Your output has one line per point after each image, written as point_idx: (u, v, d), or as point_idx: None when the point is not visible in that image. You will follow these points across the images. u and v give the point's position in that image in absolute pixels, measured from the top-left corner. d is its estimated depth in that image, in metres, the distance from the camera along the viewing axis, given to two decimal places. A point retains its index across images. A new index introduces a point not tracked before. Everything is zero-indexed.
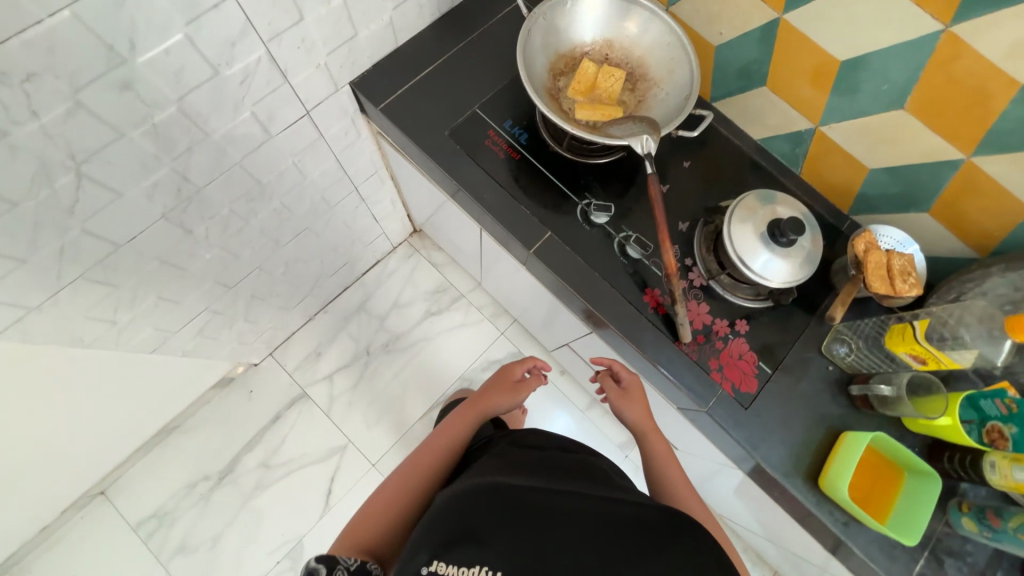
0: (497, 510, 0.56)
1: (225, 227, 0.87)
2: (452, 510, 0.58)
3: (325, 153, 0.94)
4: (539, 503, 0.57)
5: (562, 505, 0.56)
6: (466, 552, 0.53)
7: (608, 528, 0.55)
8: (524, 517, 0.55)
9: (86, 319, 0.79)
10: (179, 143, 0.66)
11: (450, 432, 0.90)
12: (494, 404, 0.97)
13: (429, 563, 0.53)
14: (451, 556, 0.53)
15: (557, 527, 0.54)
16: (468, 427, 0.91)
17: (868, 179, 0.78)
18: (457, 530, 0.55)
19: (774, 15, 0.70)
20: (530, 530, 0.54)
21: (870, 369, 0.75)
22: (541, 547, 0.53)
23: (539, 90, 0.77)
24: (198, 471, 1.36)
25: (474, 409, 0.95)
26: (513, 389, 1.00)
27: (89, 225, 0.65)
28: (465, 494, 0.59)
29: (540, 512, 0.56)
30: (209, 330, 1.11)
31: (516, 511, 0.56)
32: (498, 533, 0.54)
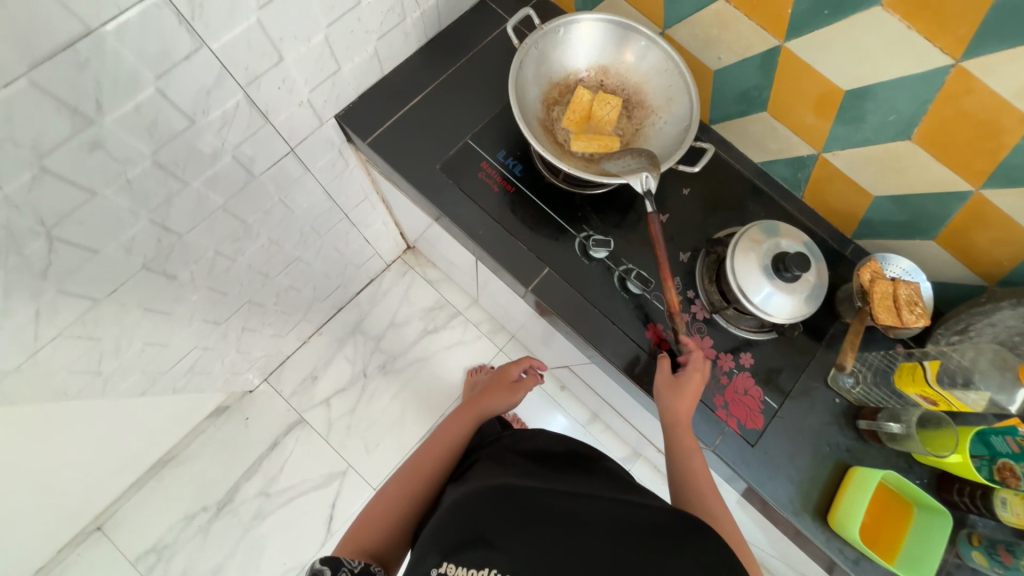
0: (507, 515, 0.56)
1: (211, 269, 0.84)
2: (460, 512, 0.57)
3: (313, 185, 0.91)
4: (551, 506, 0.56)
5: (573, 509, 0.56)
6: (476, 555, 0.52)
7: (620, 531, 0.54)
8: (535, 521, 0.55)
9: (69, 373, 0.76)
10: (158, 195, 0.63)
11: (450, 429, 0.86)
12: (494, 403, 0.94)
13: (439, 565, 0.52)
14: (461, 558, 0.52)
15: (568, 530, 0.54)
16: (469, 425, 0.87)
17: (872, 205, 0.76)
18: (467, 532, 0.55)
19: (775, 42, 0.67)
20: (541, 536, 0.53)
21: (878, 402, 0.72)
22: (550, 552, 0.52)
23: (533, 123, 0.74)
24: (196, 502, 1.33)
25: (474, 408, 0.92)
26: (512, 389, 0.98)
27: (65, 285, 0.62)
28: (473, 495, 0.58)
29: (551, 515, 0.55)
30: (201, 366, 1.09)
31: (527, 516, 0.55)
32: (508, 538, 0.54)
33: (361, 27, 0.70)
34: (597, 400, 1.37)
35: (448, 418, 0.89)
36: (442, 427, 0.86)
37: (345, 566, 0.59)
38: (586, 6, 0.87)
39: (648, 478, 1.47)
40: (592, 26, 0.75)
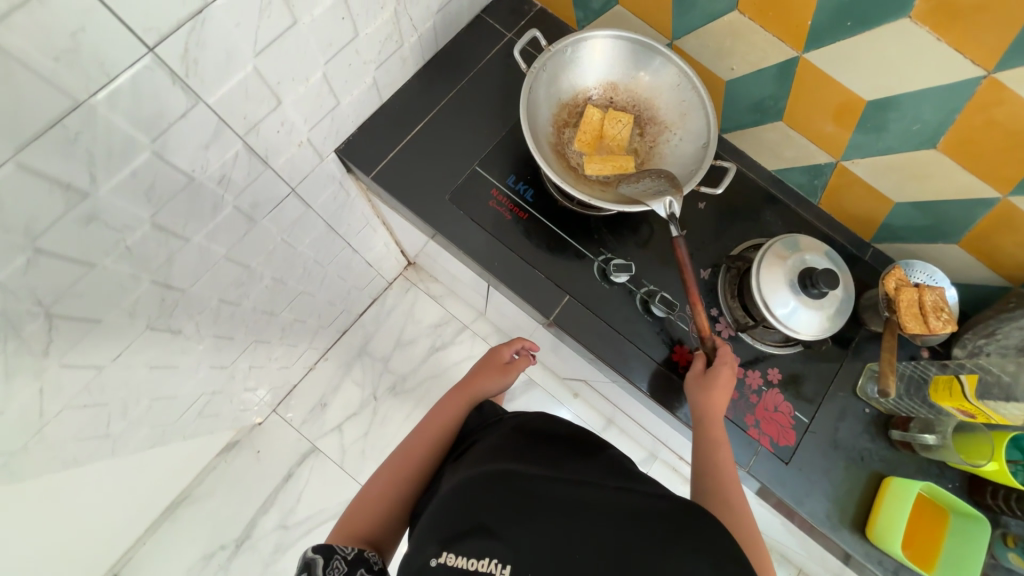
0: (506, 502, 0.52)
1: (216, 317, 0.80)
2: (461, 501, 0.54)
3: (316, 220, 0.87)
4: (551, 493, 0.52)
5: (575, 495, 0.52)
6: (475, 544, 0.49)
7: (625, 518, 0.49)
8: (536, 508, 0.51)
9: (77, 440, 0.72)
10: (159, 256, 0.59)
11: (440, 417, 0.82)
12: (486, 386, 0.88)
13: (438, 555, 0.50)
14: (460, 547, 0.49)
15: (569, 517, 0.50)
16: (459, 412, 0.83)
17: (893, 211, 0.75)
18: (464, 521, 0.52)
19: (793, 53, 0.66)
20: (541, 523, 0.49)
21: (908, 412, 0.72)
22: (553, 538, 0.48)
23: (545, 147, 0.71)
24: (213, 541, 1.28)
25: (464, 391, 0.87)
26: (505, 370, 0.92)
27: (68, 359, 0.59)
28: (472, 483, 0.55)
29: (552, 502, 0.51)
30: (209, 409, 1.05)
31: (526, 504, 0.51)
32: (506, 526, 0.50)
33: (359, 60, 0.67)
34: (609, 406, 1.35)
35: (439, 404, 0.85)
36: (432, 413, 0.82)
37: (338, 553, 0.59)
38: (587, 19, 0.84)
39: (668, 480, 1.46)
40: (600, 42, 0.72)
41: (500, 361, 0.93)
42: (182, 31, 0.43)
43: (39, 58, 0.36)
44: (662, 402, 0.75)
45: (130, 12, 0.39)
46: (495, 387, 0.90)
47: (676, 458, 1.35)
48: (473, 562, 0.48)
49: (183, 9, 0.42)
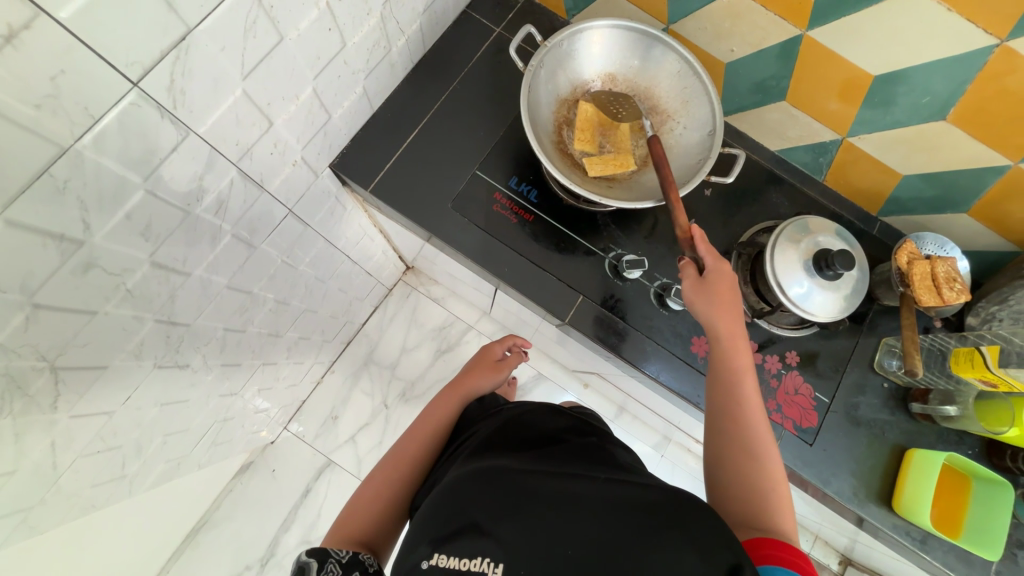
0: (497, 496, 0.49)
1: (223, 346, 0.78)
2: (449, 497, 0.51)
3: (314, 238, 0.85)
4: (544, 487, 0.48)
5: (570, 489, 0.48)
6: (467, 542, 0.45)
7: (618, 511, 0.45)
8: (528, 503, 0.47)
9: (94, 486, 0.71)
10: (159, 294, 0.57)
11: (434, 415, 0.81)
12: (479, 383, 0.87)
13: (429, 557, 0.46)
14: (453, 547, 0.45)
15: (563, 510, 0.46)
16: (453, 410, 0.82)
17: (900, 184, 0.74)
18: (457, 518, 0.48)
19: (797, 31, 0.64)
20: (534, 517, 0.46)
21: (927, 384, 0.73)
22: (546, 538, 0.44)
23: (547, 145, 0.68)
24: (238, 562, 1.27)
25: (457, 389, 0.86)
26: (497, 367, 0.91)
27: (77, 410, 0.57)
28: (468, 479, 0.52)
29: (545, 495, 0.47)
30: (223, 435, 1.04)
31: (516, 498, 0.48)
32: (499, 522, 0.46)
33: (348, 71, 0.65)
34: (620, 394, 1.35)
35: (432, 403, 0.83)
36: (426, 411, 0.81)
37: (332, 556, 0.55)
38: (577, 7, 0.82)
39: (682, 460, 1.49)
40: (598, 32, 0.70)
41: (493, 359, 0.93)
42: (166, 61, 0.41)
43: (18, 108, 0.34)
44: (684, 395, 0.74)
45: (111, 49, 0.37)
46: (488, 385, 0.89)
47: (689, 439, 1.36)
48: (465, 562, 0.44)
49: (166, 38, 0.40)
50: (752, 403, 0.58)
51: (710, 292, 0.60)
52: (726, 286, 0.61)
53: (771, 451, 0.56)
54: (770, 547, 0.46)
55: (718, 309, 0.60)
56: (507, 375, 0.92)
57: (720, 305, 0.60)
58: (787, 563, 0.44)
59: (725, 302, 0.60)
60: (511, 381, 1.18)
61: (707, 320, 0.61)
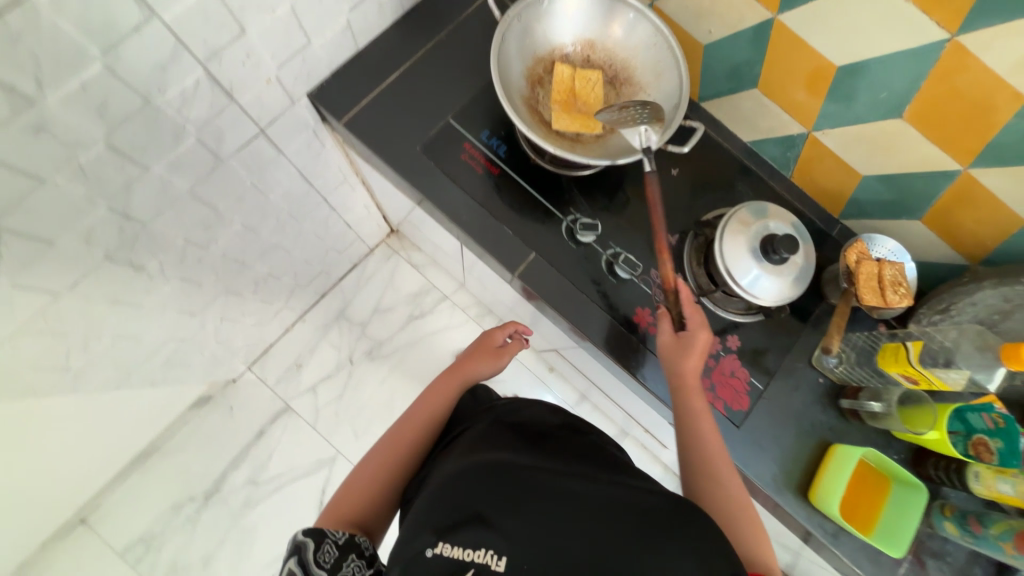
0: (500, 491, 0.50)
1: (182, 258, 0.80)
2: (450, 489, 0.52)
3: (288, 169, 0.86)
4: (546, 485, 0.50)
5: (570, 487, 0.50)
6: (472, 532, 0.46)
7: (618, 512, 0.48)
8: (529, 497, 0.49)
9: (35, 371, 0.73)
10: (114, 181, 0.59)
11: (433, 401, 0.80)
12: (477, 370, 0.86)
13: (433, 546, 0.47)
14: (457, 537, 0.46)
15: (564, 508, 0.48)
16: (450, 396, 0.81)
17: (860, 185, 0.75)
18: (460, 510, 0.49)
19: (769, 15, 0.65)
20: (535, 514, 0.47)
21: (859, 381, 0.74)
22: (548, 535, 0.46)
23: (516, 99, 0.70)
24: (183, 493, 1.32)
25: (457, 374, 0.85)
26: (498, 354, 0.89)
27: (20, 281, 0.59)
28: (470, 471, 0.53)
29: (547, 493, 0.49)
30: (179, 357, 1.05)
31: (519, 494, 0.49)
32: (503, 515, 0.47)
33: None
34: (581, 379, 1.36)
35: (430, 388, 0.82)
36: (422, 398, 0.80)
37: (329, 537, 0.59)
38: None
39: (636, 457, 1.49)
40: None
41: (494, 345, 0.90)
42: None
43: None
44: (641, 378, 0.75)
45: None
46: (488, 371, 0.88)
47: (644, 432, 1.37)
48: (469, 552, 0.45)
49: None
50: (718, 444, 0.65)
51: (686, 350, 0.68)
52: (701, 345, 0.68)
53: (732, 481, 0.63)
54: None
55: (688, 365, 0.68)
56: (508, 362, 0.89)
57: (694, 363, 0.67)
58: None
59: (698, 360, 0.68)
60: None
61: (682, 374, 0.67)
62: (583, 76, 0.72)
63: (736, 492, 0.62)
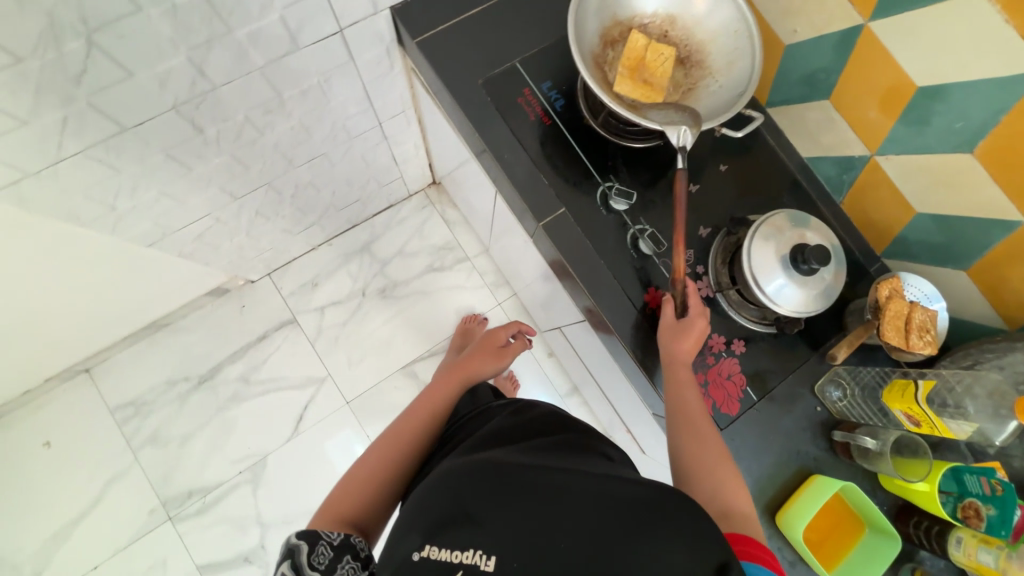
0: (488, 488, 0.50)
1: (238, 135, 0.85)
2: (439, 492, 0.52)
3: (354, 80, 0.90)
4: (535, 481, 0.50)
5: (560, 483, 0.50)
6: (459, 535, 0.47)
7: (610, 508, 0.47)
8: (518, 493, 0.49)
9: (84, 199, 0.79)
10: (199, 32, 0.63)
11: (433, 396, 0.82)
12: (481, 369, 0.90)
13: (420, 548, 0.48)
14: (444, 540, 0.47)
15: (554, 504, 0.48)
16: (453, 390, 0.84)
17: (911, 222, 0.73)
18: (449, 511, 0.50)
19: (859, 21, 0.64)
20: (523, 513, 0.48)
21: (859, 418, 0.71)
22: (535, 532, 0.46)
23: (586, 52, 0.71)
24: (180, 371, 1.38)
25: (460, 372, 0.88)
26: (501, 354, 0.94)
27: (96, 102, 0.64)
28: (460, 471, 0.54)
29: (535, 491, 0.49)
30: (210, 237, 1.11)
31: (507, 489, 0.50)
32: (490, 515, 0.48)
33: None
34: (578, 369, 1.36)
35: (433, 384, 0.85)
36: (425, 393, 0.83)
37: (323, 539, 0.58)
38: None
39: None
40: None
41: (497, 344, 0.96)
42: None
43: None
44: (644, 368, 0.75)
45: None
46: (491, 370, 0.93)
47: (628, 436, 1.36)
48: (457, 553, 0.46)
49: None
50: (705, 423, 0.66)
51: (676, 332, 0.69)
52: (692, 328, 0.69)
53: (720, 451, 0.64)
54: (745, 542, 0.52)
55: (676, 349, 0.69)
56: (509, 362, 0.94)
57: (683, 343, 0.69)
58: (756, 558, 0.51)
59: (688, 340, 0.69)
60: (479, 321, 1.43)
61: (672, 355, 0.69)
62: (658, 46, 0.72)
63: (722, 460, 0.63)
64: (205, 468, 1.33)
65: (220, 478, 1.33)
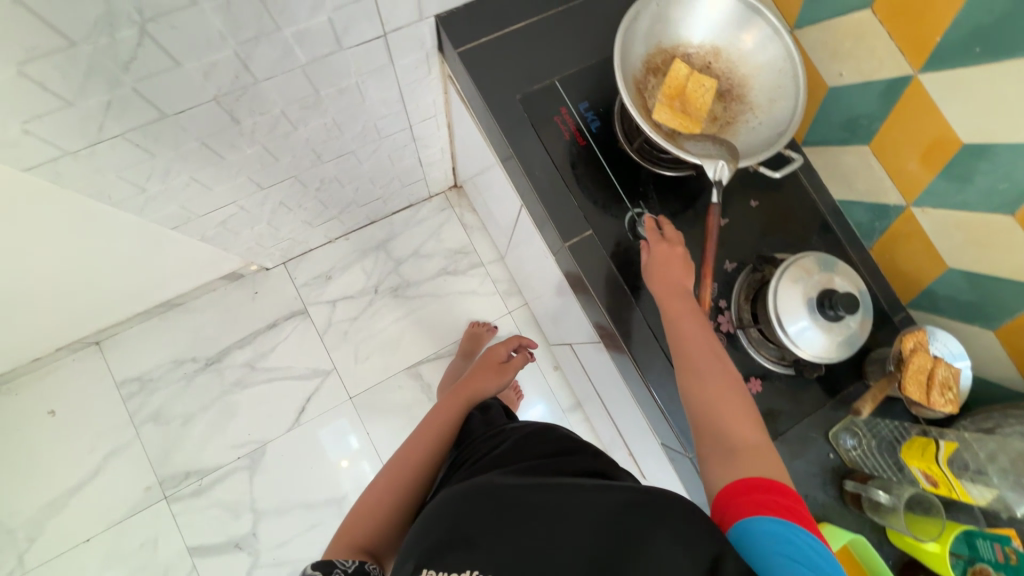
0: (486, 511, 0.51)
1: (272, 128, 0.85)
2: (440, 517, 0.52)
3: (391, 83, 0.90)
4: (533, 502, 0.50)
5: (557, 502, 0.50)
6: (456, 557, 0.47)
7: (604, 523, 0.47)
8: (514, 514, 0.49)
9: (117, 179, 0.80)
10: (248, 28, 0.63)
11: (438, 416, 0.83)
12: (483, 385, 0.91)
13: (418, 573, 0.47)
14: (442, 562, 0.47)
15: (550, 524, 0.48)
16: (459, 408, 0.85)
17: (941, 277, 0.72)
18: (448, 534, 0.50)
19: (909, 71, 0.63)
20: (519, 533, 0.47)
21: (873, 470, 0.71)
22: (533, 552, 0.46)
23: (629, 77, 0.70)
24: (188, 351, 1.39)
25: (463, 389, 0.89)
26: (500, 370, 0.95)
27: (141, 89, 0.65)
28: (459, 496, 0.54)
29: (532, 511, 0.49)
30: (233, 223, 1.11)
31: (504, 512, 0.50)
32: (486, 535, 0.48)
33: None
34: (583, 386, 1.35)
35: (437, 405, 0.86)
36: (431, 414, 0.84)
37: (338, 566, 0.56)
38: None
39: None
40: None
41: (497, 362, 0.97)
42: None
43: None
44: (658, 399, 0.75)
45: None
46: (493, 388, 0.93)
47: (628, 457, 1.35)
48: None
49: None
50: (708, 357, 0.64)
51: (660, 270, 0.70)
52: (672, 260, 0.70)
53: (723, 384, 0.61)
54: (752, 490, 0.49)
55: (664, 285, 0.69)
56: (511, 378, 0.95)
57: (668, 276, 0.69)
58: (766, 509, 0.47)
59: (673, 271, 0.69)
60: (488, 329, 1.45)
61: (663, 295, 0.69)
62: (699, 77, 0.72)
63: (722, 391, 0.60)
64: (204, 450, 1.34)
65: (217, 461, 1.34)
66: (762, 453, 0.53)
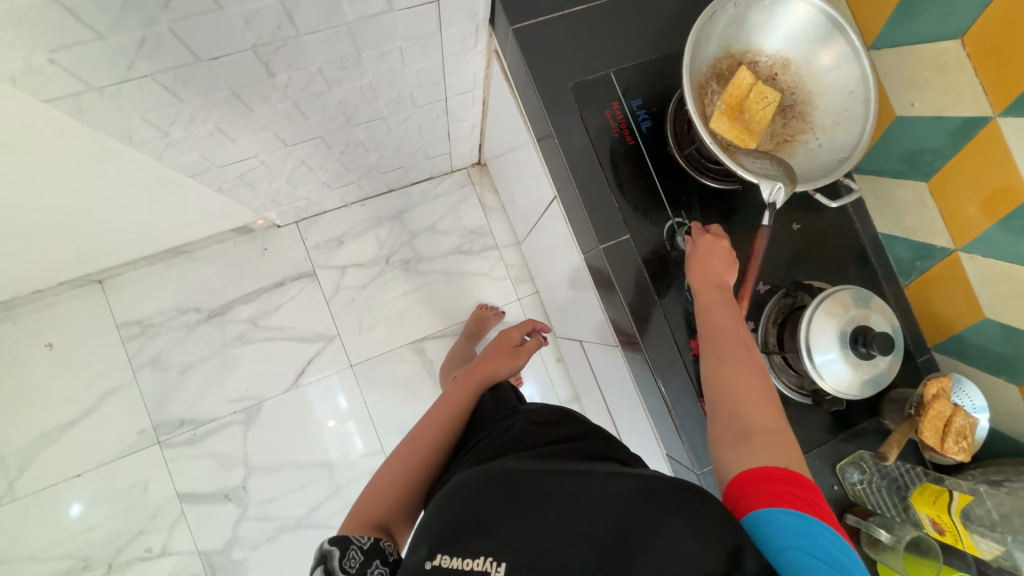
0: (495, 494, 0.49)
1: (306, 86, 0.81)
2: (451, 500, 0.51)
3: (434, 52, 0.85)
4: (544, 487, 0.49)
5: (568, 487, 0.48)
6: (468, 543, 0.46)
7: (616, 509, 0.46)
8: (526, 499, 0.48)
9: (140, 121, 0.76)
10: None
11: (450, 398, 0.82)
12: (496, 368, 0.89)
13: (430, 557, 0.47)
14: (455, 548, 0.46)
15: (561, 512, 0.47)
16: (472, 390, 0.83)
17: (976, 325, 0.71)
18: (459, 517, 0.49)
19: (989, 111, 0.60)
20: (531, 520, 0.47)
21: (874, 506, 0.73)
22: (545, 540, 0.45)
23: (693, 78, 0.66)
24: (192, 301, 1.37)
25: (475, 373, 0.87)
26: (514, 353, 0.92)
27: (178, 30, 0.60)
28: (468, 478, 0.53)
29: (544, 498, 0.48)
30: (251, 178, 1.08)
31: (513, 496, 0.49)
32: (497, 519, 0.47)
33: None
34: (586, 381, 1.35)
35: (449, 387, 0.85)
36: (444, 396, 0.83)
37: (354, 544, 0.56)
38: None
39: None
40: (800, 8, 0.67)
41: (511, 345, 0.94)
42: None
43: None
44: (674, 411, 0.75)
45: None
46: (506, 371, 0.90)
47: None
48: (467, 562, 0.45)
49: None
50: (739, 348, 0.62)
51: (700, 261, 0.69)
52: (715, 254, 0.68)
53: (751, 372, 0.59)
54: (770, 478, 0.49)
55: (702, 274, 0.68)
56: (523, 363, 0.92)
57: (707, 266, 0.68)
58: (783, 498, 0.47)
59: (713, 262, 0.68)
60: (497, 312, 1.44)
61: (700, 284, 0.67)
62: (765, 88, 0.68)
63: (750, 378, 0.58)
64: (201, 400, 1.33)
65: (213, 413, 1.33)
66: (780, 441, 0.52)
